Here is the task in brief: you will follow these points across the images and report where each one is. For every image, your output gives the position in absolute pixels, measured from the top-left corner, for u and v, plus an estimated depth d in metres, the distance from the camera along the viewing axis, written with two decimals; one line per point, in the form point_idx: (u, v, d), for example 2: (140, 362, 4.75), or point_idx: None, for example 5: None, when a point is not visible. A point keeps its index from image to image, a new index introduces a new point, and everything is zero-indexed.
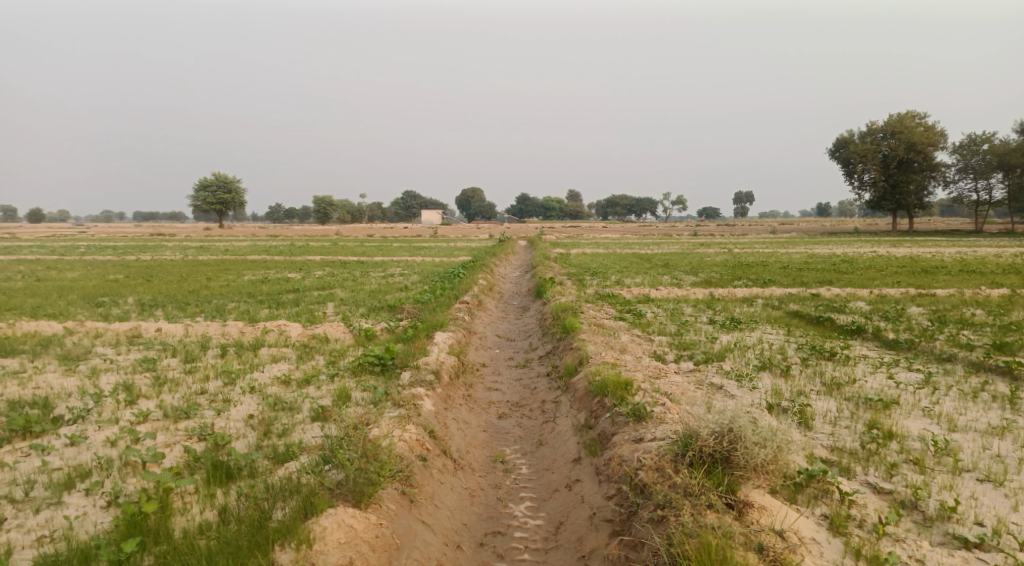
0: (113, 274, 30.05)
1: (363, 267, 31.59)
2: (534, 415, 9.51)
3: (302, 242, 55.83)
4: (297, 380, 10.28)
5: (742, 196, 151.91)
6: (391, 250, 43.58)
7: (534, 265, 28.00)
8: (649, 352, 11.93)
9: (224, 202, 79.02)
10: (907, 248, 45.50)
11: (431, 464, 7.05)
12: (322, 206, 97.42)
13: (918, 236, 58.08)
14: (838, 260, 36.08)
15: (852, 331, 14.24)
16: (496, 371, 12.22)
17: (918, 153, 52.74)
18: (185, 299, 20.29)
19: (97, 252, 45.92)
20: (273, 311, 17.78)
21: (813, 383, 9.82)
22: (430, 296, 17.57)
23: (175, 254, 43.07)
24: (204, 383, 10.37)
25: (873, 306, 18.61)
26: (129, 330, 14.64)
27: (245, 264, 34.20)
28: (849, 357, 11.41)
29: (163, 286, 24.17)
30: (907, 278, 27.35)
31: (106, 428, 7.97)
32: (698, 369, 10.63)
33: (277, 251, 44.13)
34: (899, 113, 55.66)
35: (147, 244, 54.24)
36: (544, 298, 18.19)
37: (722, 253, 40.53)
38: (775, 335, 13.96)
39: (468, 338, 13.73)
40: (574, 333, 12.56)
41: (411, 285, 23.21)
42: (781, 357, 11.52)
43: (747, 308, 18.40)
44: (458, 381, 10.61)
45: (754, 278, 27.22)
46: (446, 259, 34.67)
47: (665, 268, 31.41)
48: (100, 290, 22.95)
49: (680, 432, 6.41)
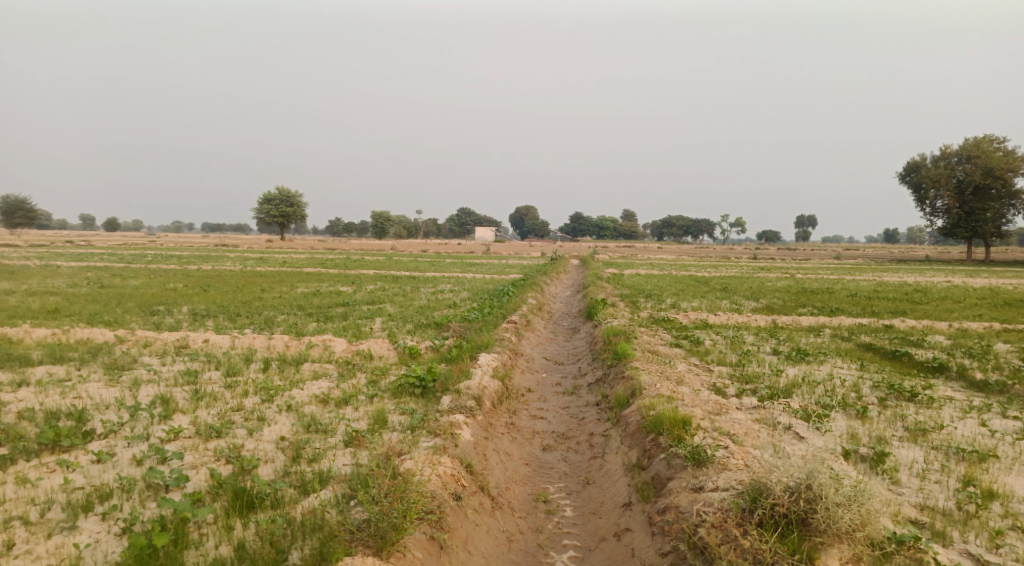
0: (173, 282, 30.64)
1: (415, 283, 31.40)
2: (582, 449, 8.84)
3: (358, 255, 56.47)
4: (336, 400, 9.86)
5: (805, 220, 147.54)
6: (444, 266, 43.45)
7: (587, 285, 27.33)
8: (708, 384, 11.11)
9: (287, 215, 80.78)
10: (984, 279, 43.02)
11: (466, 503, 6.48)
12: (379, 221, 98.76)
13: (995, 266, 55.05)
14: (911, 290, 34.22)
15: (932, 369, 13.14)
16: (542, 397, 11.58)
17: (997, 178, 49.70)
18: (237, 310, 20.36)
19: (163, 261, 47.26)
20: (321, 325, 17.57)
21: (895, 428, 8.91)
22: (478, 315, 17.09)
23: (235, 265, 43.95)
24: (241, 399, 10.04)
25: (953, 341, 17.31)
26: (177, 340, 14.58)
27: (300, 277, 34.47)
28: (932, 399, 10.42)
29: (218, 296, 24.42)
30: (989, 311, 25.61)
31: (135, 445, 7.66)
32: (763, 405, 9.79)
33: (332, 264, 44.51)
34: (977, 137, 53.06)
35: (210, 254, 55.63)
36: (595, 320, 17.51)
37: (784, 278, 39.03)
38: (847, 369, 12.99)
39: (515, 361, 13.14)
40: (627, 361, 11.83)
41: (461, 302, 22.83)
42: (855, 395, 10.59)
43: (813, 339, 17.35)
44: (501, 407, 10.02)
45: (820, 306, 25.94)
46: (498, 276, 34.22)
47: (724, 292, 30.27)
48: (157, 298, 23.26)
49: (747, 484, 5.79)
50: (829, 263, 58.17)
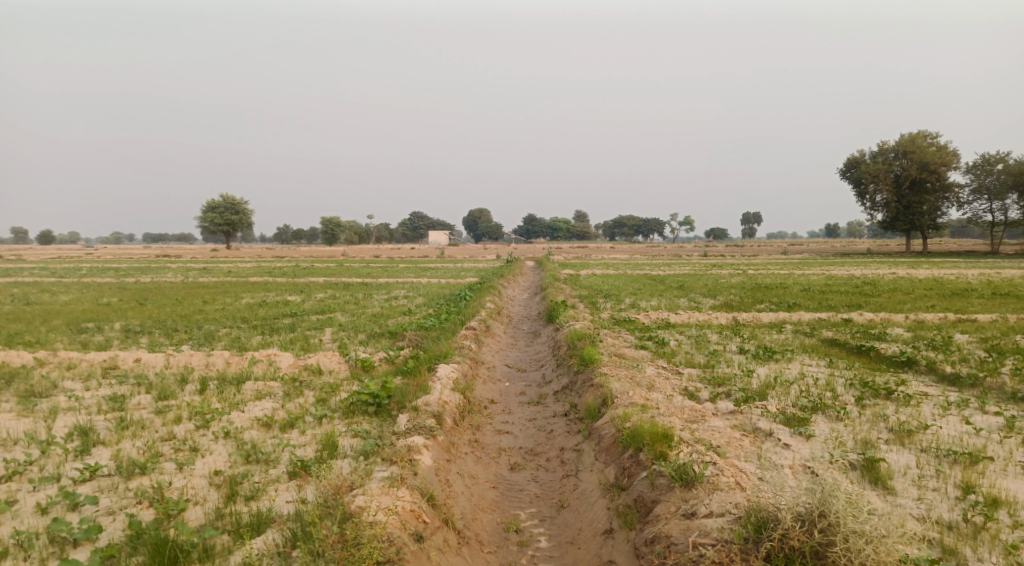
0: (107, 297, 28.89)
1: (367, 290, 30.30)
2: (553, 467, 8.15)
3: (307, 263, 54.91)
4: (280, 423, 8.95)
5: (751, 217, 150.33)
6: (396, 271, 42.28)
7: (544, 287, 26.77)
8: (680, 388, 10.55)
9: (232, 224, 78.25)
10: (928, 270, 43.93)
11: (429, 543, 5.73)
12: (329, 228, 96.67)
13: (934, 258, 56.60)
14: (861, 283, 34.61)
15: (900, 364, 12.84)
16: (506, 409, 10.86)
17: (931, 173, 51.26)
18: (174, 325, 19.04)
19: (100, 273, 44.97)
20: (266, 339, 16.48)
21: (879, 429, 8.45)
22: (434, 322, 16.24)
23: (177, 276, 42.06)
24: (173, 427, 9.04)
25: (913, 333, 17.17)
26: (105, 361, 13.37)
27: (245, 287, 32.97)
28: (908, 396, 10.03)
29: (154, 310, 22.97)
30: (939, 302, 25.89)
31: (42, 489, 6.69)
32: (739, 410, 9.24)
33: (280, 273, 42.95)
34: (910, 133, 54.48)
35: (151, 266, 53.37)
36: (556, 323, 16.88)
37: (737, 275, 39.15)
38: (817, 367, 12.64)
39: (476, 372, 12.39)
40: (595, 367, 11.19)
41: (416, 309, 21.97)
42: (831, 395, 10.13)
43: (777, 336, 17.00)
44: (463, 423, 9.27)
45: (776, 301, 25.87)
46: (453, 281, 33.28)
47: (681, 291, 30.01)
48: (87, 315, 21.71)
49: (747, 508, 5.44)
50: (778, 259, 58.99)
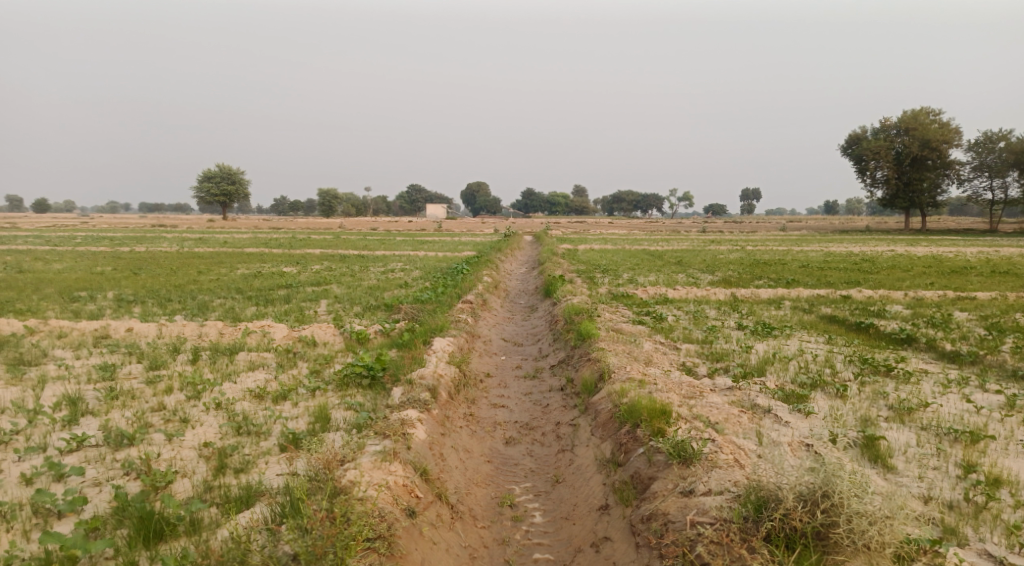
0: (101, 266, 28.67)
1: (363, 262, 30.09)
2: (549, 442, 8.05)
3: (303, 235, 54.60)
4: (273, 395, 8.82)
5: (749, 193, 149.65)
6: (393, 244, 42.00)
7: (541, 261, 26.58)
8: (677, 364, 10.44)
9: (228, 194, 77.73)
10: (926, 248, 43.79)
11: (421, 519, 5.63)
12: (327, 199, 96.07)
13: (933, 235, 56.42)
14: (860, 260, 34.47)
15: (899, 341, 12.72)
16: (502, 383, 10.75)
17: (932, 150, 50.86)
18: (168, 295, 18.87)
19: (94, 243, 44.66)
20: (260, 310, 16.31)
21: (879, 407, 8.33)
22: (430, 295, 16.08)
23: (172, 246, 41.77)
24: (164, 398, 8.90)
25: (913, 311, 17.06)
26: (97, 330, 13.22)
27: (241, 258, 32.78)
28: (909, 374, 9.91)
29: (148, 280, 22.77)
30: (939, 280, 25.74)
31: (27, 460, 6.57)
32: (737, 386, 9.13)
33: (277, 244, 42.68)
34: (913, 110, 53.95)
35: (146, 236, 52.98)
36: (553, 297, 16.73)
37: (735, 251, 38.96)
38: (816, 343, 12.52)
39: (472, 345, 12.26)
40: (592, 342, 11.07)
41: (413, 282, 21.80)
42: (830, 372, 10.01)
43: (775, 312, 16.86)
44: (458, 397, 9.16)
45: (775, 277, 25.73)
46: (450, 254, 33.06)
47: (679, 266, 29.85)
48: (80, 284, 21.51)
49: (747, 486, 5.34)
50: (776, 236, 58.75)
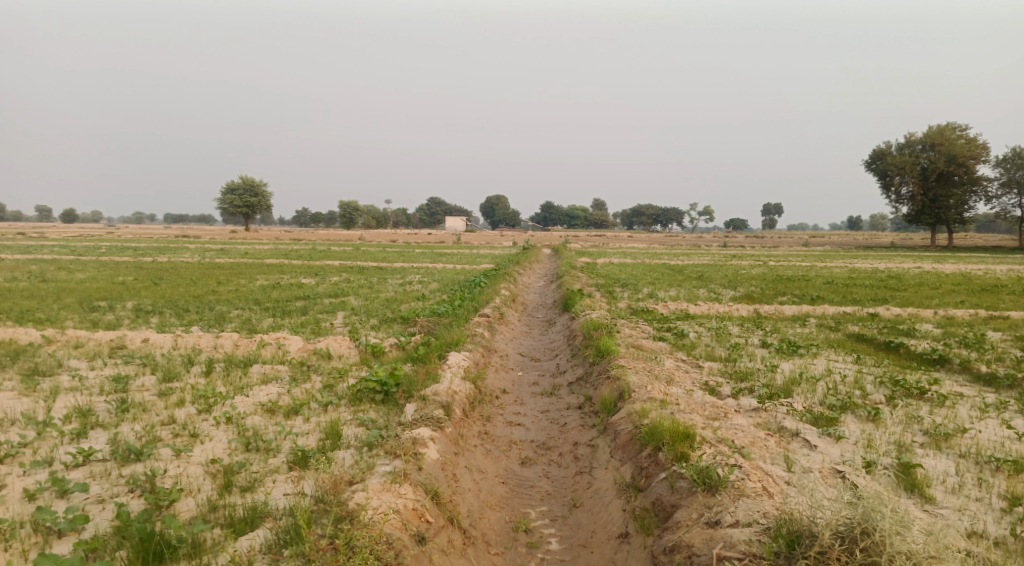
0: (123, 275, 28.86)
1: (382, 274, 30.01)
2: (566, 463, 7.78)
3: (324, 246, 54.90)
4: (284, 409, 8.63)
5: (771, 208, 148.31)
6: (412, 256, 41.96)
7: (560, 275, 26.31)
8: (699, 383, 10.12)
9: (251, 206, 78.47)
10: (954, 265, 42.91)
11: (431, 545, 5.42)
12: (348, 211, 96.67)
13: (960, 252, 55.40)
14: (885, 277, 33.82)
15: (931, 362, 12.29)
16: (519, 400, 10.48)
17: (959, 166, 49.99)
18: (186, 305, 18.86)
19: (118, 252, 45.17)
20: (277, 321, 16.21)
21: (913, 432, 7.97)
22: (447, 308, 15.87)
23: (194, 256, 42.07)
24: (175, 410, 8.76)
25: (943, 330, 16.55)
26: (113, 340, 13.17)
27: (261, 268, 32.89)
28: (943, 397, 9.51)
29: (168, 290, 22.84)
30: (968, 298, 25.10)
31: (33, 474, 6.43)
32: (763, 407, 8.80)
33: (296, 255, 42.81)
34: (939, 125, 53.12)
35: (169, 246, 53.51)
36: (572, 311, 16.47)
37: (757, 266, 38.42)
38: (843, 363, 12.13)
39: (488, 360, 12.01)
40: (611, 359, 10.77)
41: (431, 295, 21.64)
42: (860, 394, 9.63)
43: (800, 329, 16.45)
44: (473, 414, 8.91)
45: (799, 294, 25.25)
46: (469, 267, 32.91)
47: (700, 281, 29.43)
48: (101, 293, 21.61)
49: (779, 521, 5.11)
50: (799, 251, 57.99)
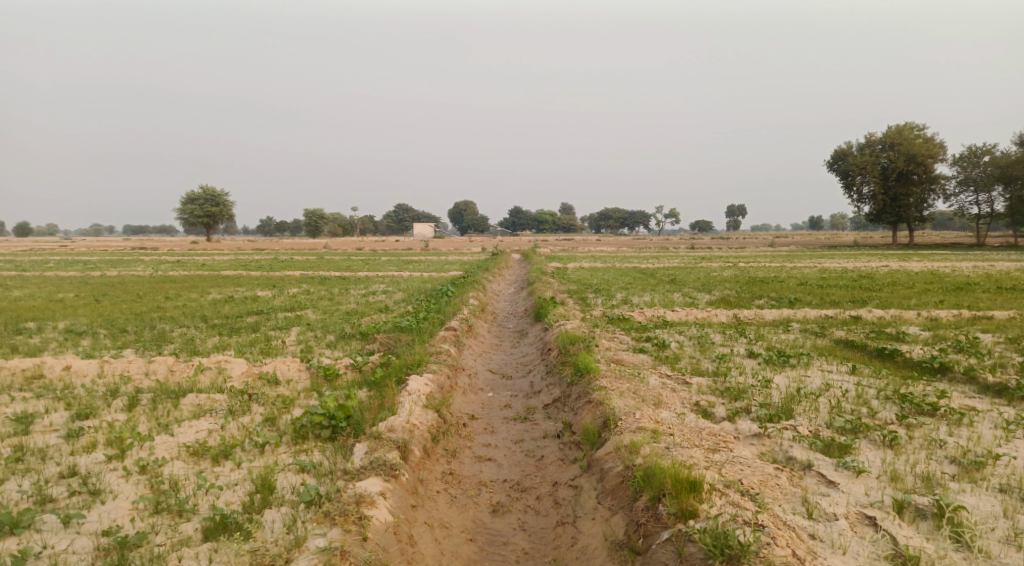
0: (64, 292, 26.92)
1: (344, 284, 28.57)
2: (545, 510, 6.68)
3: (288, 255, 53.08)
4: (211, 453, 7.31)
5: (735, 209, 149.61)
6: (377, 264, 40.37)
7: (531, 281, 25.18)
8: (689, 404, 9.02)
9: (213, 215, 75.96)
10: (921, 263, 42.80)
11: None
12: (313, 219, 94.45)
13: (922, 250, 55.62)
14: (857, 276, 33.33)
15: (933, 371, 11.37)
16: (488, 428, 9.27)
17: (918, 165, 50.11)
18: (125, 325, 17.23)
19: (66, 267, 42.81)
20: (223, 341, 14.76)
21: (940, 461, 6.95)
22: (410, 321, 14.59)
23: (147, 269, 40.01)
24: (79, 458, 7.38)
25: (932, 333, 15.74)
26: (30, 369, 11.65)
27: (216, 281, 31.17)
28: (959, 414, 8.56)
29: (109, 308, 21.11)
30: (946, 298, 24.50)
31: None
32: (766, 433, 7.74)
33: (255, 265, 40.99)
34: (898, 125, 53.20)
35: (123, 259, 51.20)
36: (544, 322, 15.34)
37: (729, 268, 37.73)
38: (840, 375, 11.19)
39: (454, 383, 10.76)
40: (591, 379, 9.62)
41: (394, 306, 20.33)
42: (869, 413, 8.62)
43: (785, 335, 15.51)
44: (435, 452, 7.71)
45: (776, 296, 24.48)
46: (437, 274, 31.62)
47: (674, 285, 28.55)
48: (33, 313, 19.80)
49: None
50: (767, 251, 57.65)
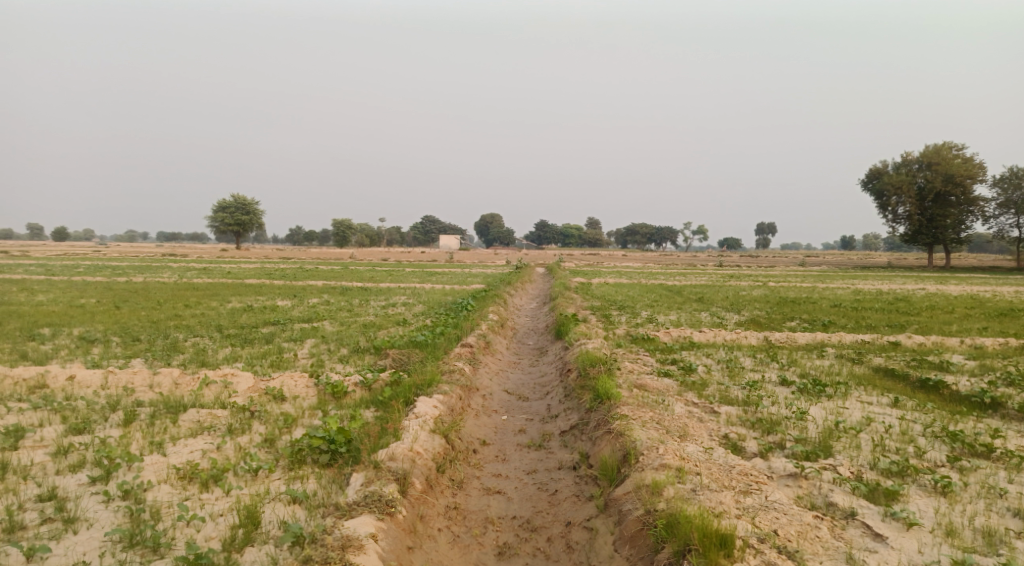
0: (86, 297, 26.87)
1: (365, 295, 28.21)
2: (555, 555, 6.15)
3: (313, 264, 53.08)
4: (200, 477, 6.81)
5: (765, 227, 147.67)
6: (400, 276, 40.01)
7: (554, 297, 24.56)
8: (717, 437, 8.35)
9: (243, 224, 76.53)
10: (960, 286, 41.28)
11: None
12: (341, 229, 94.87)
13: (959, 273, 53.92)
14: (893, 299, 32.15)
15: (982, 405, 10.54)
16: (500, 455, 8.68)
17: (956, 185, 48.60)
18: (139, 333, 16.94)
19: (94, 272, 43.13)
20: (234, 352, 14.36)
21: (1002, 513, 6.23)
22: (425, 337, 14.07)
23: (173, 276, 40.10)
24: (63, 480, 6.94)
25: (977, 362, 14.80)
26: (33, 377, 11.33)
27: (238, 289, 30.96)
28: (1018, 458, 7.79)
29: (126, 315, 20.89)
30: (990, 324, 23.35)
31: None
32: (802, 473, 7.01)
33: (278, 274, 40.86)
34: (935, 144, 51.78)
35: (151, 265, 51.47)
36: (564, 340, 14.73)
37: (758, 287, 36.72)
38: (880, 407, 10.42)
39: (466, 404, 10.17)
40: (612, 407, 8.98)
41: (413, 320, 19.85)
42: (915, 453, 7.86)
43: (819, 361, 14.68)
44: (440, 482, 7.15)
45: (809, 318, 23.54)
46: (460, 287, 31.12)
47: (701, 304, 27.71)
48: (51, 318, 19.64)
49: None
50: (798, 271, 56.34)
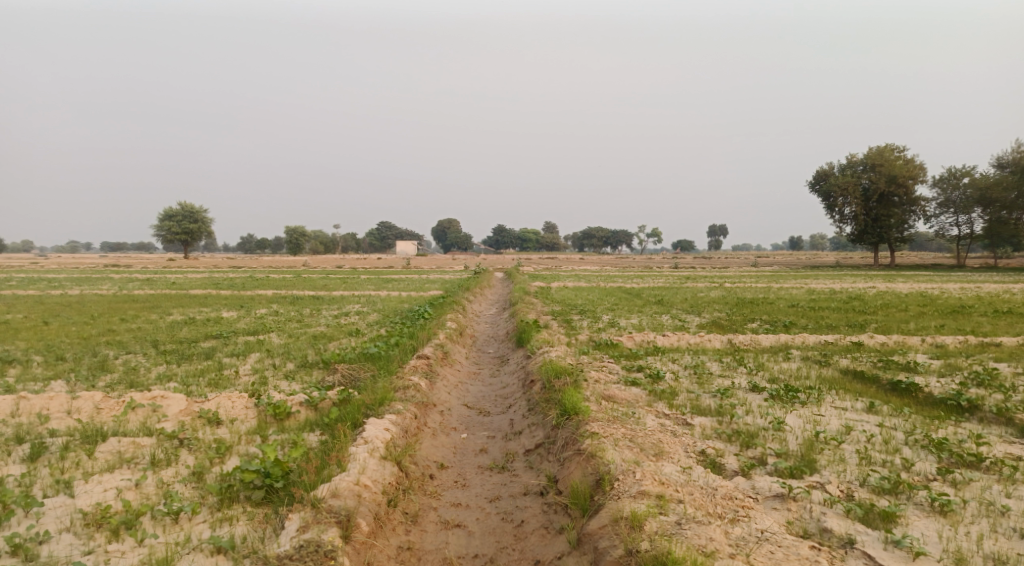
0: (14, 312, 25.09)
1: (317, 304, 27.03)
2: None
3: (264, 273, 51.31)
4: (109, 525, 5.86)
5: (716, 229, 149.89)
6: (355, 283, 38.77)
7: (513, 302, 23.82)
8: (694, 452, 7.71)
9: (192, 232, 73.98)
10: (908, 284, 41.94)
11: None
12: (294, 236, 92.57)
13: (905, 271, 55.03)
14: (849, 298, 32.29)
15: (959, 410, 10.13)
16: (460, 480, 7.88)
17: (899, 186, 49.53)
18: (64, 351, 15.59)
19: (27, 285, 40.76)
20: (169, 370, 13.22)
21: (1009, 536, 5.75)
22: (378, 349, 13.16)
23: (112, 288, 38.19)
24: None
25: (942, 362, 14.55)
26: None
27: (181, 301, 29.39)
28: (1010, 468, 7.35)
29: (56, 331, 19.41)
30: (946, 322, 23.37)
31: None
32: (791, 494, 6.34)
33: (226, 284, 39.21)
34: (879, 146, 52.74)
35: (91, 277, 49.06)
36: (525, 349, 14.00)
37: (716, 288, 36.61)
38: (856, 414, 9.94)
39: (422, 424, 9.33)
40: (580, 423, 8.25)
41: (367, 330, 18.88)
42: (904, 465, 7.32)
43: (786, 364, 14.24)
44: (391, 519, 6.38)
45: (770, 320, 23.26)
46: (416, 294, 30.19)
47: (662, 306, 27.29)
48: None
49: None
50: (753, 272, 56.78)
